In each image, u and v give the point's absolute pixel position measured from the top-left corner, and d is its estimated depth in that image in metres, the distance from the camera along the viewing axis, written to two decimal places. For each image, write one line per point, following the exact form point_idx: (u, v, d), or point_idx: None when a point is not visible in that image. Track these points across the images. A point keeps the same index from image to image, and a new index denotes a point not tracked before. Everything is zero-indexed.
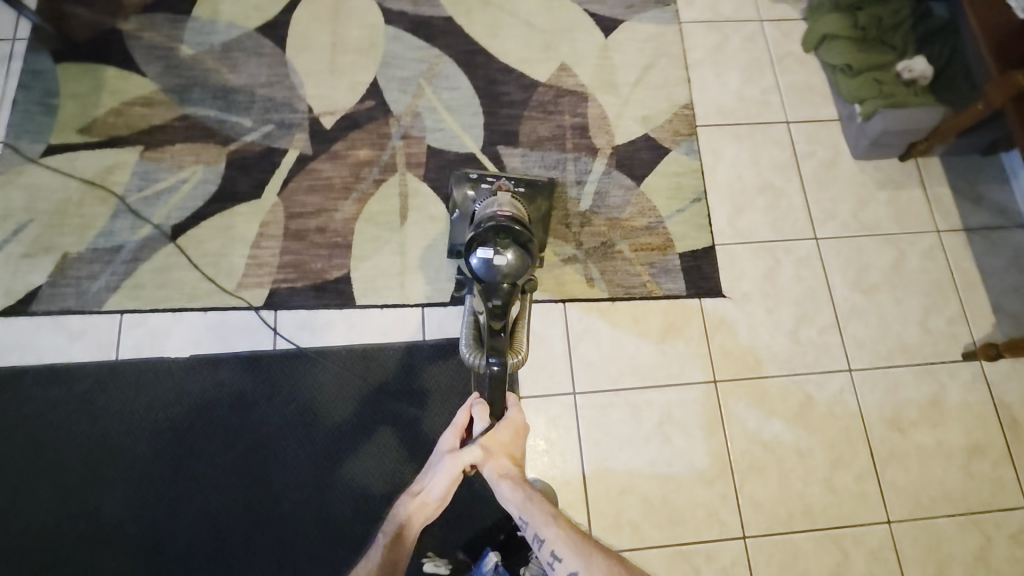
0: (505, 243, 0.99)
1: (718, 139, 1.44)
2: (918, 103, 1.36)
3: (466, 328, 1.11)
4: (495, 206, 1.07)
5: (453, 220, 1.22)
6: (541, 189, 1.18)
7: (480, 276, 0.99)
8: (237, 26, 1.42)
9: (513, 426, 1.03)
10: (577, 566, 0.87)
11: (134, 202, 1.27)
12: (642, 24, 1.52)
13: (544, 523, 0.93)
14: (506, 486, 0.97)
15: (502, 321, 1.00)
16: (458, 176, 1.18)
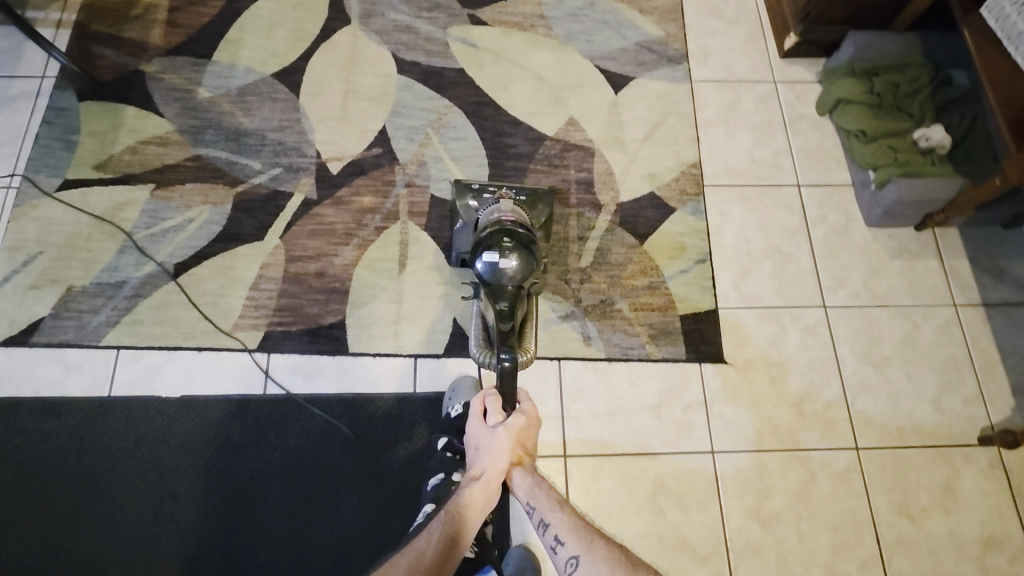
0: (509, 247, 1.05)
1: (725, 199, 1.42)
2: (934, 174, 1.33)
3: (476, 329, 1.16)
4: (497, 212, 1.15)
5: (457, 227, 1.26)
6: (541, 196, 1.26)
7: (486, 280, 1.05)
8: (255, 71, 1.47)
9: (527, 415, 1.06)
10: (578, 550, 0.93)
11: (141, 239, 1.29)
12: (653, 82, 1.53)
13: (550, 509, 1.00)
14: (519, 474, 1.05)
15: (510, 320, 1.03)
16: (460, 189, 1.25)
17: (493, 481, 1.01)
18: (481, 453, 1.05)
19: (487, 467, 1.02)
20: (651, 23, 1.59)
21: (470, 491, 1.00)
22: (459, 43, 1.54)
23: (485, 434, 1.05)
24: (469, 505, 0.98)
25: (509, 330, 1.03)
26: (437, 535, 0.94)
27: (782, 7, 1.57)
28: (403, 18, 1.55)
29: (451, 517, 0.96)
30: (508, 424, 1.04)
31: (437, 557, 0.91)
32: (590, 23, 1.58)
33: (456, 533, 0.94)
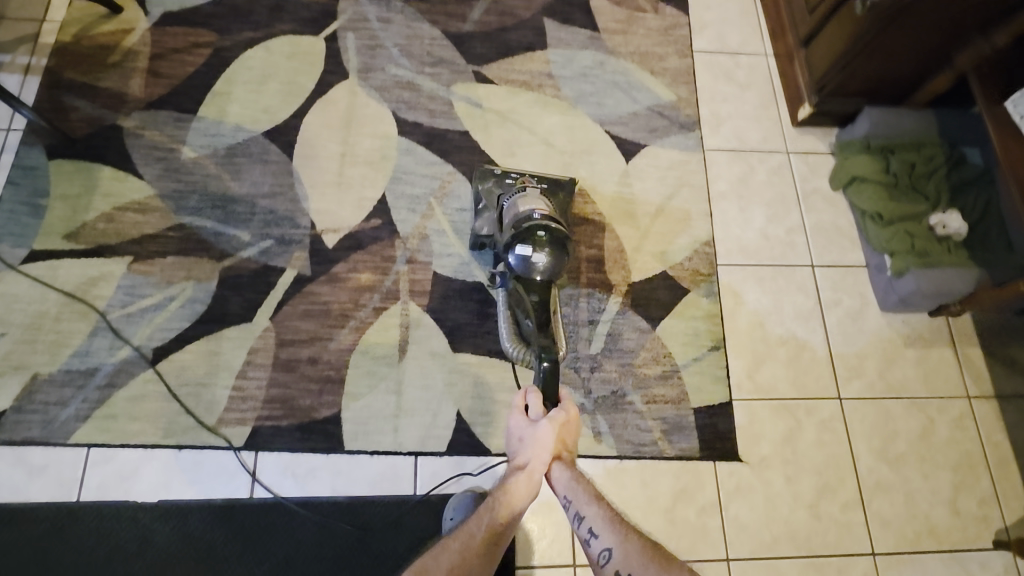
0: (543, 239, 1.06)
1: (740, 280, 1.36)
2: (951, 262, 1.30)
3: (505, 320, 1.17)
4: (527, 203, 1.15)
5: (480, 210, 1.25)
6: (563, 185, 1.26)
7: (520, 273, 1.07)
8: (244, 129, 1.36)
9: (569, 411, 1.00)
10: (612, 543, 0.90)
11: (116, 320, 1.19)
12: (665, 150, 1.46)
13: (586, 503, 0.95)
14: (559, 467, 0.99)
15: (545, 314, 1.06)
16: (483, 172, 1.27)
17: (534, 472, 0.97)
18: (521, 446, 1.01)
19: (529, 460, 0.99)
20: (663, 86, 1.53)
21: (511, 482, 0.97)
22: (464, 103, 1.45)
23: (527, 425, 1.02)
24: (510, 497, 0.95)
25: (544, 323, 1.06)
26: (480, 527, 0.92)
27: (797, 75, 1.52)
28: (405, 73, 1.46)
29: (493, 511, 0.93)
30: (550, 416, 0.99)
31: (479, 548, 0.90)
32: (600, 84, 1.51)
33: (498, 526, 0.92)
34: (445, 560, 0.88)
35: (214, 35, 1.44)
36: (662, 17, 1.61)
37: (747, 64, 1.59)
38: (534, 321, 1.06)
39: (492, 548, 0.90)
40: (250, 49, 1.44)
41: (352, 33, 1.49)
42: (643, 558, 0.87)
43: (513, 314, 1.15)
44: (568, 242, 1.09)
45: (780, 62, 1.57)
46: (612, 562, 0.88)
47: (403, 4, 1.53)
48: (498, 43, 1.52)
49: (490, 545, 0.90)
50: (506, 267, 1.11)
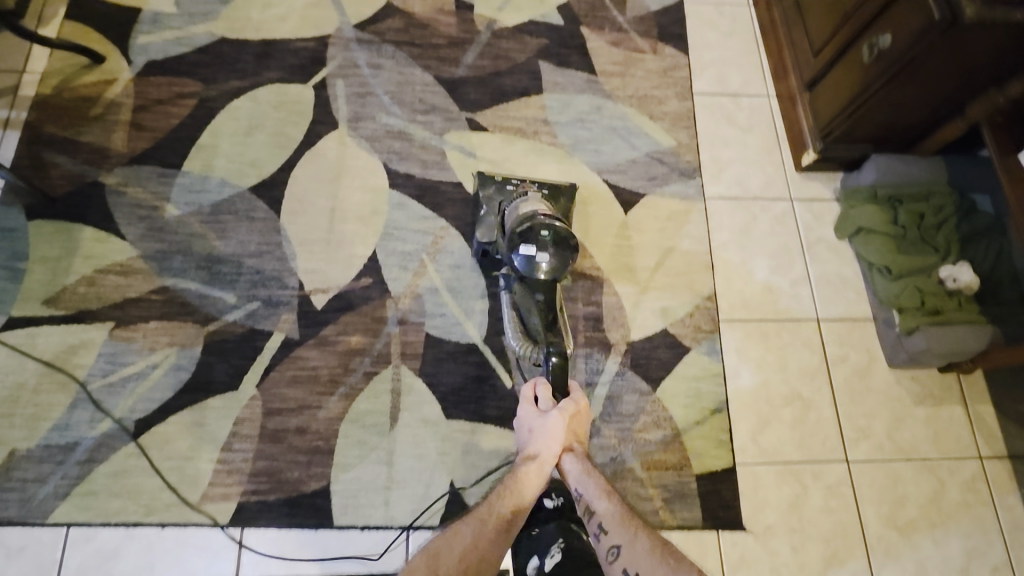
0: (547, 239, 1.09)
1: (743, 336, 1.32)
2: (964, 320, 1.25)
3: (509, 318, 1.17)
4: (531, 207, 1.16)
5: (481, 218, 1.25)
6: (563, 190, 1.28)
7: (524, 273, 1.11)
8: (231, 184, 1.33)
9: (579, 403, 1.09)
10: (620, 539, 0.95)
11: (96, 391, 1.15)
12: (665, 198, 1.42)
13: (597, 497, 1.00)
14: (571, 459, 1.05)
15: (551, 312, 1.12)
16: (484, 179, 1.29)
17: (548, 461, 1.03)
18: (533, 435, 1.08)
19: (542, 449, 1.04)
20: (662, 131, 1.49)
21: (524, 469, 1.02)
22: (457, 152, 1.41)
23: (540, 416, 1.09)
24: (523, 483, 1.00)
25: (550, 320, 1.12)
26: (495, 513, 0.95)
27: (799, 119, 1.48)
28: (396, 122, 1.42)
29: (508, 497, 0.97)
30: (561, 407, 1.07)
31: (493, 533, 0.92)
32: (597, 130, 1.47)
33: (512, 511, 0.96)
34: (460, 542, 0.90)
35: (200, 85, 1.40)
36: (660, 57, 1.57)
37: (747, 105, 1.55)
38: (539, 318, 1.13)
39: (505, 533, 0.93)
40: (237, 99, 1.40)
41: (342, 80, 1.45)
42: (652, 556, 0.91)
43: (519, 311, 1.15)
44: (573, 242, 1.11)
45: (783, 104, 1.53)
46: (620, 557, 0.93)
47: (394, 49, 1.50)
48: (491, 89, 1.48)
49: (506, 528, 0.93)
50: (510, 268, 1.14)
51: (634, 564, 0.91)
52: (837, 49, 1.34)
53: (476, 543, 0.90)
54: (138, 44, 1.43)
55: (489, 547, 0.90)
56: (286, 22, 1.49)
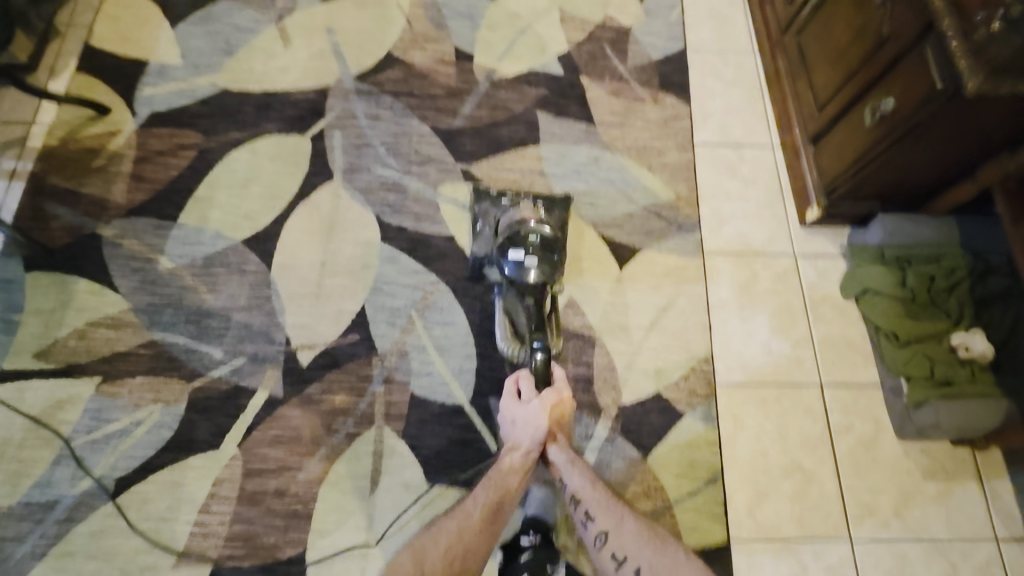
0: (535, 245, 1.13)
1: (741, 402, 1.26)
2: (979, 393, 1.17)
3: (500, 320, 1.23)
4: (522, 213, 1.22)
5: (478, 232, 1.32)
6: (557, 203, 1.35)
7: (515, 280, 1.14)
8: (224, 236, 1.33)
9: (560, 393, 1.10)
10: (607, 526, 1.03)
11: (80, 447, 1.15)
12: (663, 254, 1.38)
13: (582, 487, 1.05)
14: (556, 449, 1.08)
15: (539, 317, 1.16)
16: (479, 193, 1.35)
17: (531, 454, 1.07)
18: (516, 428, 1.09)
19: (525, 441, 1.08)
20: (661, 183, 1.46)
21: (508, 464, 1.06)
22: (451, 205, 1.40)
23: (522, 409, 1.10)
24: (508, 478, 1.05)
25: (537, 323, 1.15)
26: (481, 505, 1.04)
27: (805, 172, 1.43)
28: (391, 174, 1.42)
29: (493, 491, 1.04)
30: (541, 398, 1.08)
31: (481, 523, 1.02)
32: (594, 182, 1.44)
33: (497, 502, 1.04)
34: (447, 540, 1.01)
35: (200, 137, 1.42)
36: (661, 107, 1.54)
37: (751, 156, 1.51)
38: (527, 320, 1.16)
39: (492, 524, 1.02)
40: (235, 151, 1.42)
41: (339, 131, 1.46)
42: (638, 539, 1.01)
43: (509, 314, 1.21)
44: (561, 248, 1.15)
45: (787, 156, 1.49)
46: (607, 543, 1.02)
47: (392, 100, 1.50)
48: (488, 139, 1.47)
49: (492, 518, 1.02)
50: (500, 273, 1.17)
51: (621, 548, 1.01)
52: (841, 107, 1.31)
53: (466, 534, 1.01)
54: (143, 96, 1.46)
55: (478, 536, 1.01)
56: (287, 73, 1.51)
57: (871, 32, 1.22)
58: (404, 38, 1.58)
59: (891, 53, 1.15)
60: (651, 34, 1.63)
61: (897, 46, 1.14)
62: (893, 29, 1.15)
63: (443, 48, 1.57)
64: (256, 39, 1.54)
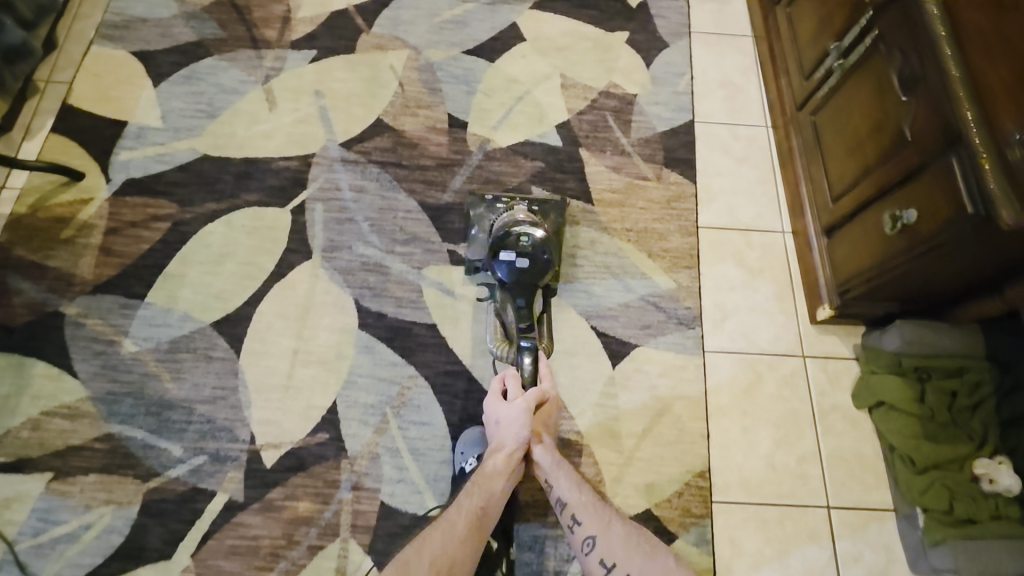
0: (527, 245, 1.20)
1: (739, 523, 1.16)
2: (1002, 534, 1.07)
3: (491, 325, 1.27)
4: (515, 216, 1.26)
5: (473, 235, 1.31)
6: (552, 207, 1.34)
7: (508, 280, 1.21)
8: (193, 318, 1.26)
9: (545, 393, 1.12)
10: (595, 531, 1.02)
11: (23, 551, 1.07)
12: (659, 351, 1.29)
13: (568, 489, 1.06)
14: (541, 450, 1.09)
15: (529, 316, 1.21)
16: (475, 198, 1.34)
17: (516, 453, 1.07)
18: (500, 428, 1.09)
19: (509, 441, 1.08)
20: (661, 270, 1.36)
21: (493, 464, 1.06)
22: (434, 289, 1.32)
23: (509, 408, 1.10)
24: (494, 480, 1.04)
25: (528, 323, 1.21)
26: (466, 511, 1.01)
27: (816, 264, 1.33)
28: (373, 253, 1.34)
29: (478, 495, 1.02)
30: (526, 397, 1.10)
31: (466, 528, 0.99)
32: (589, 266, 1.36)
33: (483, 508, 1.02)
34: (431, 553, 0.96)
35: (176, 207, 1.36)
36: (664, 184, 1.46)
37: (758, 242, 1.41)
38: (518, 320, 1.21)
39: (478, 531, 1.00)
40: (211, 223, 1.35)
41: (322, 204, 1.38)
42: (626, 544, 0.99)
43: (500, 316, 1.25)
44: (551, 248, 1.22)
45: (799, 244, 1.39)
46: (596, 547, 1.00)
47: (379, 171, 1.43)
48: None
49: (477, 525, 1.00)
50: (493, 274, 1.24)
51: (609, 553, 0.99)
52: (857, 204, 1.21)
53: (450, 542, 0.97)
54: (119, 161, 1.40)
55: (462, 545, 0.97)
56: (271, 139, 1.44)
57: (890, 130, 1.11)
58: (396, 103, 1.51)
59: (914, 158, 1.05)
60: (656, 104, 1.55)
61: (920, 151, 1.03)
62: (916, 132, 1.05)
63: (436, 115, 1.50)
64: (241, 101, 1.48)
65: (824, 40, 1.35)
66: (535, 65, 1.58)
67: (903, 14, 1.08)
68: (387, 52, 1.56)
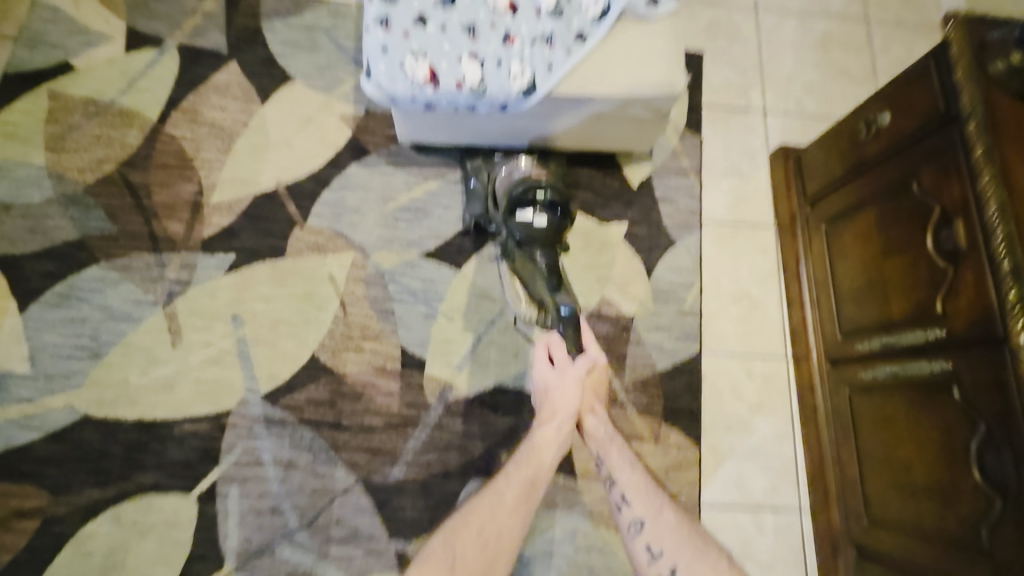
0: (542, 199, 1.05)
1: None
2: None
3: (512, 287, 1.18)
4: (518, 170, 1.16)
5: (470, 188, 1.25)
6: (550, 155, 1.31)
7: (522, 238, 1.05)
8: None
9: (595, 362, 1.00)
10: (645, 514, 0.92)
11: None
12: None
13: (618, 467, 0.97)
14: (593, 424, 1.00)
15: (552, 271, 1.05)
16: (471, 151, 1.30)
17: (565, 423, 0.97)
18: (550, 396, 0.99)
19: (558, 408, 0.98)
20: None
21: (543, 433, 0.96)
22: None
23: (559, 375, 1.00)
24: (543, 451, 0.94)
25: (557, 281, 1.05)
26: (517, 481, 0.92)
27: None
28: (301, 558, 1.08)
29: (528, 466, 0.93)
30: (576, 367, 0.99)
31: (516, 499, 0.90)
32: (568, 568, 1.13)
33: (532, 478, 0.92)
34: (483, 517, 0.87)
35: (46, 497, 1.07)
36: (663, 448, 1.21)
37: (772, 526, 1.19)
38: (539, 279, 1.06)
39: (529, 501, 0.90)
40: (92, 521, 1.06)
41: (238, 486, 1.10)
42: (678, 532, 0.90)
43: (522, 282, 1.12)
44: (568, 201, 1.08)
45: (819, 540, 1.17)
46: (644, 531, 0.91)
47: (312, 436, 1.14)
48: (436, 500, 1.13)
49: (524, 498, 0.90)
50: (506, 233, 1.09)
51: (658, 540, 0.90)
52: (898, 555, 0.99)
53: (501, 513, 0.88)
54: None
55: (511, 514, 0.88)
56: (174, 388, 1.14)
57: (958, 511, 0.89)
58: (336, 332, 1.20)
59: None
60: (659, 328, 1.27)
61: None
62: (998, 548, 0.82)
63: (386, 348, 1.20)
64: (134, 332, 1.16)
65: (872, 312, 1.09)
66: None
67: (996, 381, 0.83)
68: (327, 256, 1.24)
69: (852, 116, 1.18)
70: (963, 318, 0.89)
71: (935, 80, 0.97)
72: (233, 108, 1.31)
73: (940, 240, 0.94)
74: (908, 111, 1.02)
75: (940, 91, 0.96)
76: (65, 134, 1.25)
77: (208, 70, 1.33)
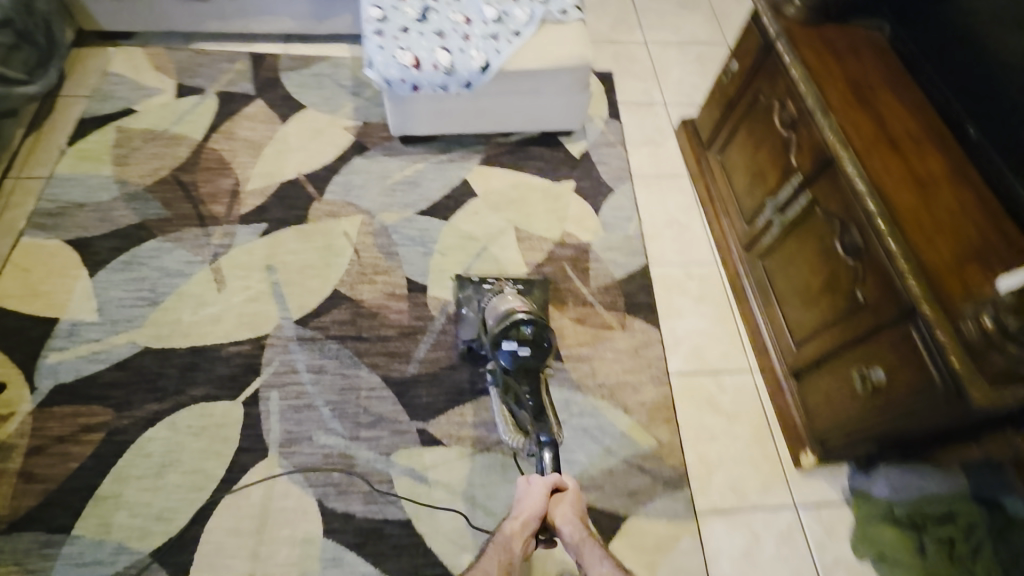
0: (529, 335, 1.08)
1: None
2: None
3: (499, 410, 1.15)
4: (507, 301, 1.17)
5: (464, 315, 1.34)
6: (534, 282, 1.44)
7: (510, 369, 1.09)
8: (129, 549, 1.12)
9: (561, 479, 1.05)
10: None
11: None
12: (652, 521, 1.23)
13: (590, 559, 0.95)
14: (566, 526, 0.98)
15: (539, 402, 1.09)
16: (463, 281, 1.41)
17: (530, 528, 0.98)
18: (520, 506, 1.02)
19: (524, 513, 1.00)
20: (640, 426, 1.33)
21: (509, 531, 0.98)
22: (406, 477, 1.23)
23: (527, 485, 1.04)
24: (511, 545, 0.96)
25: (540, 412, 1.08)
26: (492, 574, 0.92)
27: (790, 406, 1.33)
28: (336, 441, 1.25)
29: (499, 560, 0.94)
30: (541, 480, 1.03)
31: None
32: (567, 430, 1.31)
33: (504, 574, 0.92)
34: None
35: (110, 413, 1.24)
36: (630, 332, 1.45)
37: (730, 383, 1.41)
38: (527, 408, 1.09)
39: None
40: (151, 428, 1.23)
41: (277, 391, 1.29)
42: None
43: (507, 405, 1.13)
44: (551, 331, 1.10)
45: (769, 385, 1.40)
46: None
47: (338, 346, 1.36)
48: (446, 387, 1.34)
49: None
50: (493, 360, 1.12)
51: None
52: (820, 354, 1.23)
53: None
54: (47, 364, 1.28)
55: None
56: (220, 322, 1.37)
57: (841, 289, 1.15)
58: (352, 270, 1.47)
59: (870, 320, 1.07)
60: (611, 250, 1.58)
61: (875, 316, 1.06)
62: (867, 296, 1.08)
63: (394, 279, 1.47)
64: (186, 284, 1.41)
65: (761, 194, 1.43)
66: (489, 219, 1.59)
67: (834, 183, 1.15)
68: (341, 219, 1.55)
69: (717, 78, 1.61)
70: (808, 157, 1.24)
71: (753, 26, 1.41)
72: (260, 129, 1.69)
73: (783, 118, 1.31)
74: (744, 54, 1.45)
75: (758, 33, 1.39)
76: (128, 154, 1.60)
77: (240, 105, 1.73)
